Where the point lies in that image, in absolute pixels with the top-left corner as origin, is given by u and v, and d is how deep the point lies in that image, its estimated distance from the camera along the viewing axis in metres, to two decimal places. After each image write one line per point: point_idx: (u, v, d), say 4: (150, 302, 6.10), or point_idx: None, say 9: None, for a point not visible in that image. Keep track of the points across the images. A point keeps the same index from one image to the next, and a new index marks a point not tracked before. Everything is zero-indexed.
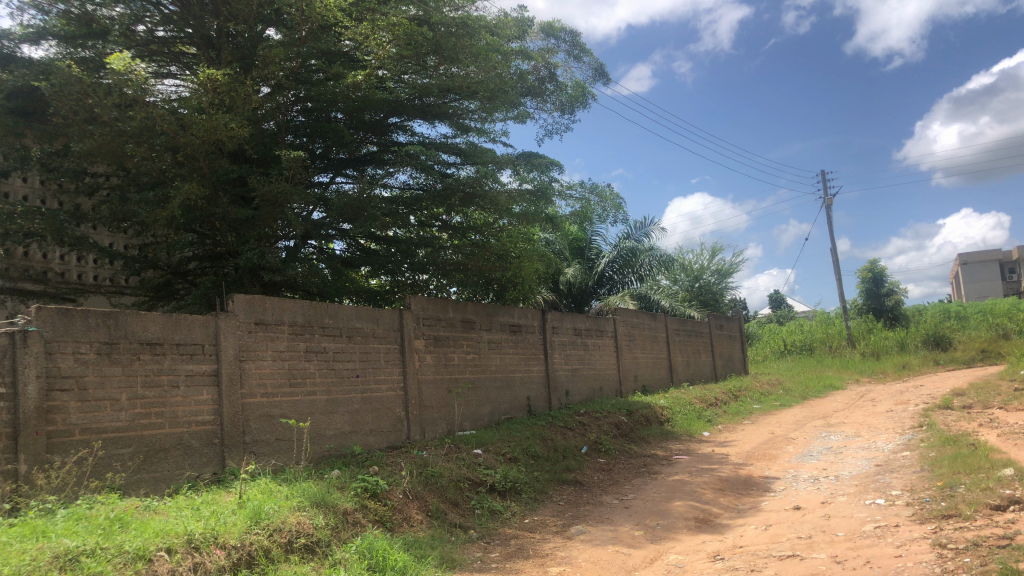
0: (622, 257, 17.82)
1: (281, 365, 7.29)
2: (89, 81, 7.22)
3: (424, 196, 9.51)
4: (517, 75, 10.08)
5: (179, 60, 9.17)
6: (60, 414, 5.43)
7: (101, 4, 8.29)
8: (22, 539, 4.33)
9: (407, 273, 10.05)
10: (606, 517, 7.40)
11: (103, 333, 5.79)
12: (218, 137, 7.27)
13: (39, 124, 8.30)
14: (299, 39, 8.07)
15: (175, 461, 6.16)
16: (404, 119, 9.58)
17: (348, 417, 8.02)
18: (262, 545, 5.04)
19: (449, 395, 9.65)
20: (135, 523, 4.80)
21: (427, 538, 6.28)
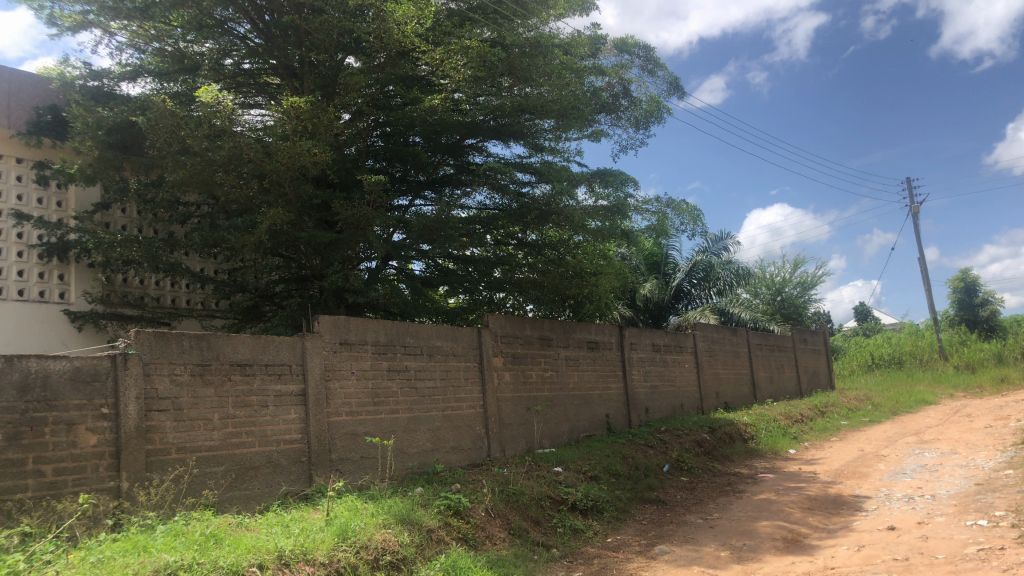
0: (700, 272, 17.60)
1: (365, 385, 7.44)
2: (181, 114, 7.54)
3: (501, 215, 9.72)
4: (591, 91, 10.07)
5: (265, 91, 9.39)
6: (158, 433, 5.65)
7: (192, 40, 8.79)
8: (125, 554, 4.51)
9: (484, 291, 10.17)
10: (691, 537, 7.27)
11: (196, 355, 6.01)
12: (301, 163, 7.50)
13: (137, 156, 8.70)
14: (377, 65, 8.32)
15: (265, 479, 6.34)
16: (479, 140, 9.70)
17: (430, 435, 8.11)
18: (350, 561, 5.14)
19: (529, 413, 9.68)
20: (228, 539, 4.95)
21: (511, 556, 6.28)
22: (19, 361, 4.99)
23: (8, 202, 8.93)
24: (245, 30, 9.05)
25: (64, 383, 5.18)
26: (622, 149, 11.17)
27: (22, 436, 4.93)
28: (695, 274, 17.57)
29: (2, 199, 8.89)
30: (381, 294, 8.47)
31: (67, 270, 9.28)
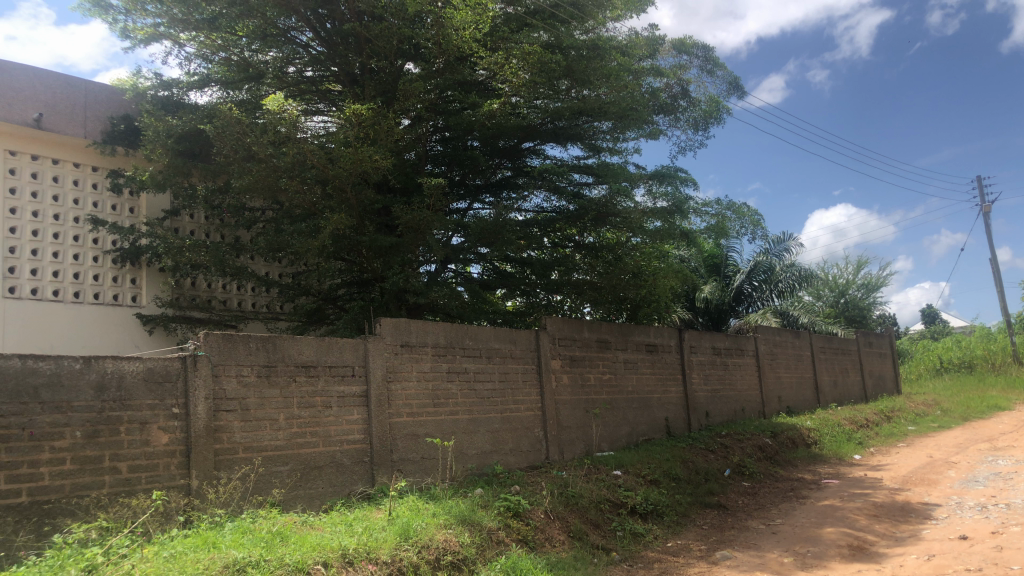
0: (761, 274, 17.31)
1: (425, 386, 7.52)
2: (247, 121, 7.73)
3: (559, 217, 9.70)
4: (650, 93, 10.01)
5: (326, 98, 9.57)
6: (226, 432, 5.80)
7: (257, 49, 9.02)
8: (196, 550, 4.65)
9: (542, 293, 10.19)
10: (753, 542, 7.17)
11: (262, 357, 6.16)
12: (363, 169, 7.62)
13: (204, 164, 8.93)
14: (436, 71, 8.45)
15: (328, 478, 6.46)
16: (537, 143, 9.72)
17: (489, 437, 8.16)
18: (412, 560, 5.21)
19: (587, 416, 9.65)
20: (294, 537, 5.06)
21: (571, 559, 6.28)
22: (96, 362, 5.17)
23: (84, 209, 9.28)
24: (307, 39, 9.14)
25: (138, 383, 5.35)
26: (681, 151, 11.07)
27: (99, 434, 5.11)
28: (756, 275, 17.21)
29: (79, 206, 9.25)
30: (441, 297, 8.56)
31: (139, 274, 9.59)
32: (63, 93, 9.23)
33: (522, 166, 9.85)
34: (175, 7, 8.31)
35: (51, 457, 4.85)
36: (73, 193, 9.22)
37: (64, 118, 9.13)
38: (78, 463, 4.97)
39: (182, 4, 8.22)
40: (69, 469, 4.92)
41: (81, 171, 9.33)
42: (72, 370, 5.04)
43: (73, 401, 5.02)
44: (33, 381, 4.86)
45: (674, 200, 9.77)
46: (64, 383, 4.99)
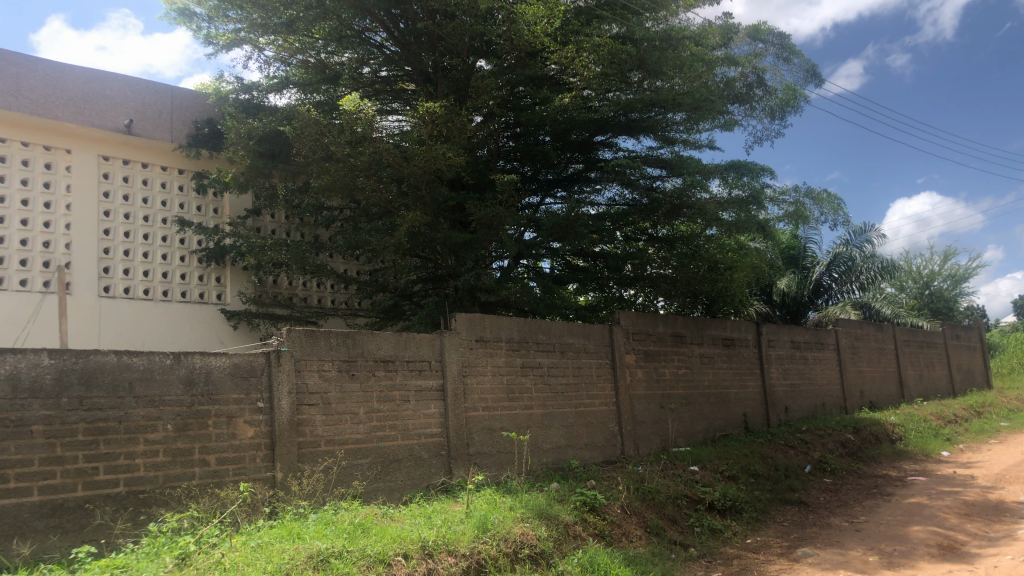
0: (839, 266, 16.83)
1: (500, 381, 7.57)
2: (324, 122, 7.89)
3: (632, 210, 9.66)
4: (724, 82, 9.78)
5: (401, 97, 9.70)
6: (309, 426, 5.96)
7: (334, 50, 9.21)
8: (281, 540, 4.79)
9: (614, 288, 10.19)
10: (836, 540, 7.00)
11: (343, 352, 6.29)
12: (437, 166, 7.71)
13: (284, 164, 9.17)
14: (508, 67, 8.52)
15: (407, 471, 6.57)
16: (610, 135, 9.66)
17: (564, 431, 8.17)
18: (489, 553, 5.26)
19: (663, 411, 9.58)
20: (375, 529, 5.16)
21: (649, 554, 6.24)
22: (186, 358, 5.36)
23: (172, 210, 9.62)
24: (381, 39, 9.28)
25: (225, 378, 5.53)
26: (758, 141, 10.86)
27: (190, 427, 5.30)
28: (836, 267, 16.76)
29: (167, 208, 9.59)
30: (514, 292, 8.61)
31: (224, 272, 9.91)
32: (152, 100, 9.61)
33: (593, 160, 9.82)
34: (254, 12, 8.48)
35: (145, 449, 5.06)
36: (161, 195, 9.56)
37: (151, 123, 9.46)
38: (170, 455, 5.17)
39: (261, 9, 8.40)
40: (162, 460, 5.12)
41: (168, 174, 9.68)
42: (164, 366, 5.23)
43: (165, 396, 5.21)
44: (129, 376, 5.06)
45: (750, 190, 9.51)
46: (156, 378, 5.18)
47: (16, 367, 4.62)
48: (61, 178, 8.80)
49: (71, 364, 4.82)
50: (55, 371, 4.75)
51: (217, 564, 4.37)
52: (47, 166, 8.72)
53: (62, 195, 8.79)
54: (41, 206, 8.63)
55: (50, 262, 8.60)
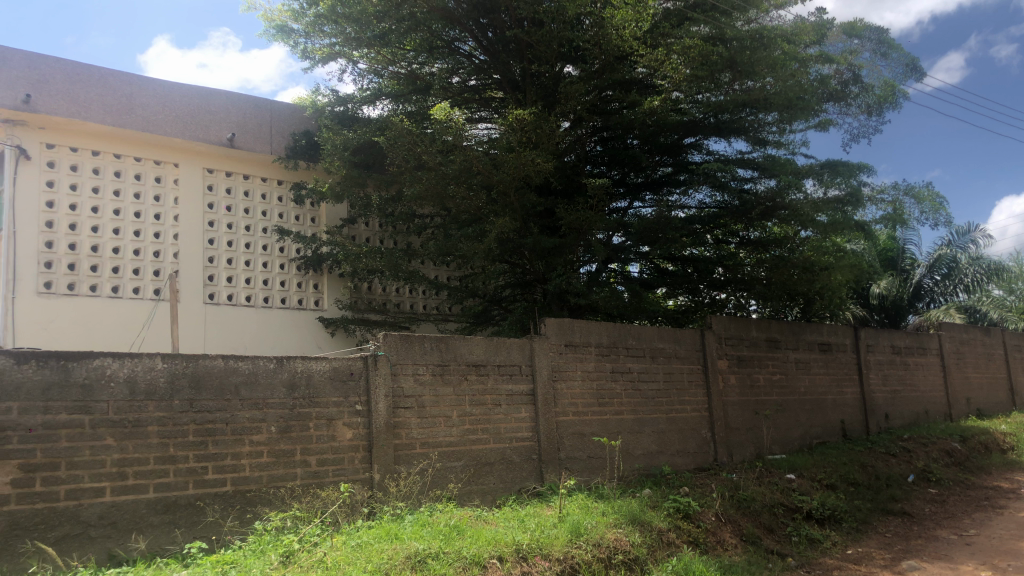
0: (940, 269, 16.14)
1: (590, 385, 7.57)
2: (417, 132, 8.11)
3: (723, 213, 9.49)
4: (817, 80, 9.41)
5: (489, 105, 9.82)
6: (405, 429, 6.09)
7: (424, 61, 9.46)
8: (380, 540, 4.91)
9: (705, 291, 10.04)
10: (944, 553, 6.72)
11: (436, 356, 6.41)
12: (526, 172, 7.81)
13: (378, 174, 9.39)
14: (595, 72, 8.60)
15: (499, 475, 6.64)
16: (700, 137, 9.49)
17: (655, 437, 8.10)
18: (583, 558, 5.27)
19: (758, 417, 9.38)
20: (470, 531, 5.23)
21: (745, 563, 6.12)
22: (288, 361, 5.55)
23: (271, 220, 9.97)
24: (470, 48, 9.36)
25: (324, 381, 5.71)
26: (854, 138, 10.53)
27: (292, 429, 5.49)
28: (937, 269, 16.11)
29: (267, 218, 9.94)
30: (602, 297, 8.62)
31: (320, 280, 10.21)
32: (253, 114, 9.98)
33: (683, 162, 9.64)
34: (349, 26, 8.70)
35: (250, 450, 5.26)
36: (262, 206, 9.92)
37: (253, 137, 9.85)
38: (274, 456, 5.36)
39: (355, 23, 8.59)
40: (266, 461, 5.31)
41: (267, 185, 10.03)
42: (267, 370, 5.43)
43: (268, 398, 5.41)
44: (235, 379, 5.27)
45: (848, 190, 9.23)
46: (260, 381, 5.38)
47: (133, 371, 4.87)
48: (169, 190, 9.25)
49: (183, 368, 5.06)
50: (168, 374, 4.99)
51: (320, 562, 4.52)
52: (157, 180, 9.19)
53: (171, 206, 9.22)
54: (152, 217, 9.08)
55: (160, 270, 9.03)
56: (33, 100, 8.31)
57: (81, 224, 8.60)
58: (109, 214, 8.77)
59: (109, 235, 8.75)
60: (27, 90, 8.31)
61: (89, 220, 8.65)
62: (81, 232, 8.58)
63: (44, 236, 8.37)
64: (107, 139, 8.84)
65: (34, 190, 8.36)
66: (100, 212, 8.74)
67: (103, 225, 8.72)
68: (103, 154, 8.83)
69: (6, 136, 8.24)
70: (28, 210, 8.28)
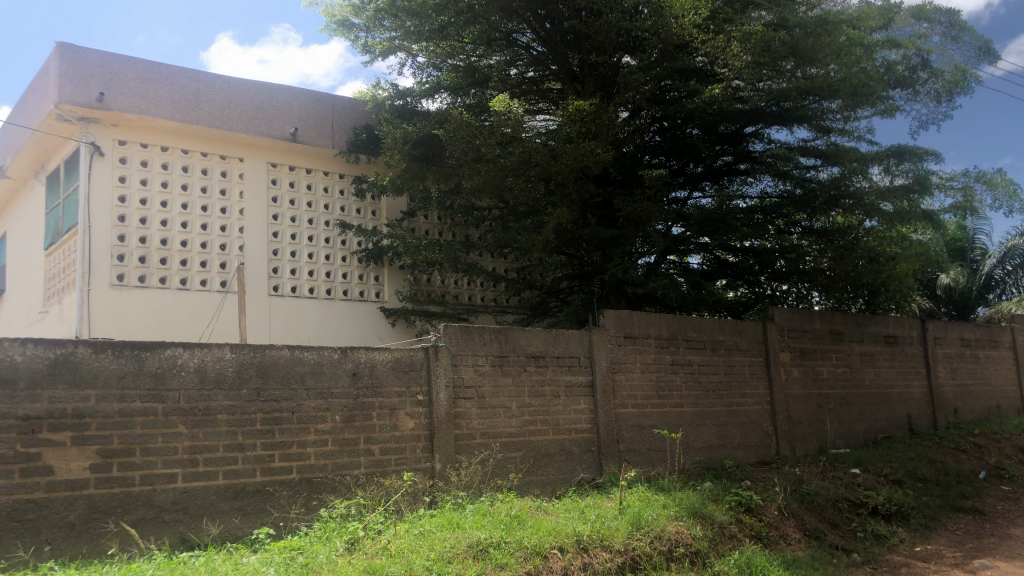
0: (1013, 259, 15.40)
1: (649, 378, 7.52)
2: (476, 124, 8.15)
3: (786, 203, 9.19)
4: (884, 67, 9.22)
5: (547, 97, 9.79)
6: (465, 419, 6.15)
7: (482, 53, 9.36)
8: (443, 529, 4.96)
9: (766, 283, 9.87)
10: (1018, 553, 6.51)
11: (496, 347, 6.45)
12: (585, 163, 7.86)
13: (437, 167, 9.47)
14: (654, 62, 8.50)
15: (559, 466, 6.66)
16: (761, 126, 9.33)
17: (716, 430, 8.01)
18: (644, 551, 5.26)
19: (821, 411, 9.21)
20: (531, 521, 5.25)
21: (808, 558, 6.02)
22: (352, 352, 5.63)
23: (333, 213, 10.12)
24: (528, 40, 9.34)
25: (387, 371, 5.79)
26: (923, 124, 10.23)
27: (356, 418, 5.58)
28: (1010, 259, 15.42)
29: (329, 211, 10.11)
30: (660, 287, 8.56)
31: (381, 272, 10.34)
32: (315, 108, 10.06)
33: (744, 152, 9.48)
34: (409, 20, 8.77)
35: (316, 438, 5.36)
36: (324, 199, 10.09)
37: (315, 131, 9.94)
38: (338, 445, 5.46)
39: (415, 17, 8.67)
40: (331, 449, 5.42)
41: (329, 178, 10.19)
42: (332, 360, 5.53)
43: (333, 388, 5.51)
44: (301, 369, 5.38)
45: (915, 176, 8.99)
46: (325, 371, 5.48)
47: (202, 361, 5.00)
48: (235, 185, 9.46)
49: (251, 358, 5.17)
50: (236, 364, 5.12)
51: (384, 550, 4.59)
52: (223, 174, 9.41)
53: (236, 201, 9.43)
54: (218, 211, 9.30)
55: (226, 263, 9.25)
56: (106, 98, 8.51)
57: (151, 218, 8.85)
58: (178, 208, 9.01)
59: (178, 229, 8.98)
60: (100, 88, 8.52)
61: (159, 214, 8.90)
62: (151, 226, 8.84)
63: (117, 229, 8.65)
64: (175, 136, 9.08)
65: (107, 185, 8.64)
66: (169, 207, 8.98)
67: (172, 219, 8.96)
68: (172, 150, 9.08)
69: (81, 134, 8.55)
70: (101, 206, 8.56)
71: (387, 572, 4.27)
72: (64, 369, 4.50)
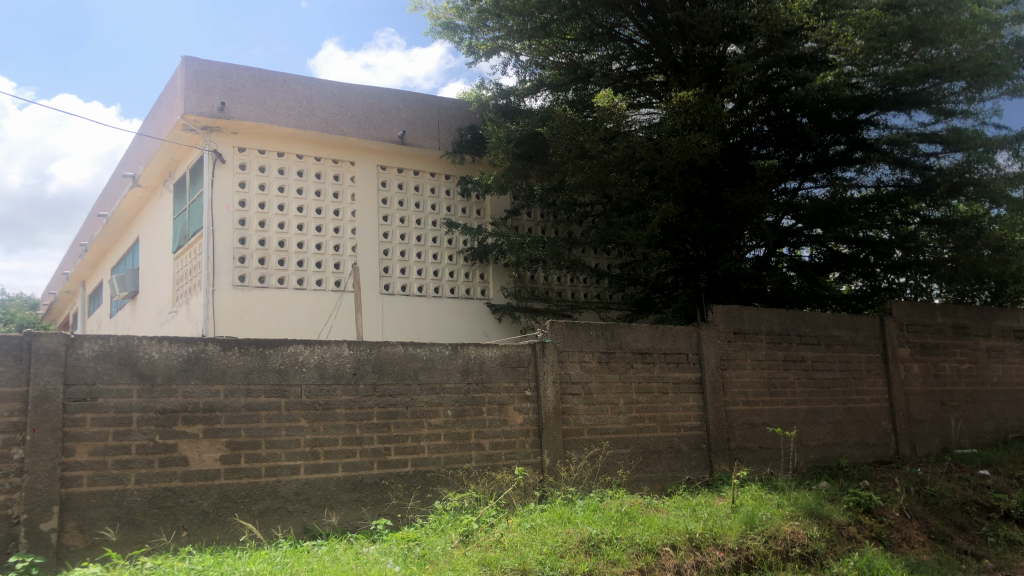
0: None
1: (761, 374, 7.35)
2: (579, 120, 8.15)
3: (904, 191, 8.84)
4: (1014, 44, 8.42)
5: (650, 90, 9.68)
6: (573, 415, 6.18)
7: (586, 49, 9.35)
8: (554, 523, 4.99)
9: (883, 276, 9.42)
10: None
11: (602, 344, 6.43)
12: (692, 156, 7.78)
13: (540, 164, 9.53)
14: (761, 50, 8.27)
15: (668, 463, 6.61)
16: (876, 112, 8.95)
17: (831, 428, 7.76)
18: (759, 550, 5.15)
19: (944, 408, 8.79)
20: (642, 518, 5.22)
21: (935, 563, 5.77)
22: (462, 348, 5.74)
23: (440, 213, 10.33)
24: (631, 32, 9.30)
25: (496, 367, 5.87)
26: None
27: (466, 413, 5.68)
28: None
29: (436, 211, 10.32)
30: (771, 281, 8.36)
31: (486, 270, 10.47)
32: (422, 110, 10.21)
33: (858, 140, 9.09)
34: (512, 19, 8.88)
35: (429, 433, 5.50)
36: (431, 199, 10.31)
37: (422, 133, 10.10)
38: (450, 439, 5.58)
39: (519, 15, 8.77)
40: (443, 443, 5.54)
41: (436, 179, 10.40)
42: (443, 356, 5.64)
43: (445, 383, 5.63)
44: (414, 365, 5.51)
45: None
46: (437, 366, 5.61)
47: (322, 357, 5.19)
48: (347, 188, 9.78)
49: (367, 354, 5.34)
50: (353, 360, 5.29)
51: (498, 542, 4.66)
52: (336, 177, 9.73)
53: (348, 203, 9.74)
54: (332, 213, 9.62)
55: (340, 263, 9.55)
56: (227, 107, 8.91)
57: (269, 221, 9.23)
58: (294, 211, 9.38)
59: (294, 230, 9.34)
60: (222, 98, 8.92)
61: (276, 217, 9.28)
62: (270, 228, 9.22)
63: (238, 232, 9.06)
64: (290, 141, 9.44)
65: (229, 191, 9.07)
66: (286, 210, 9.35)
67: (289, 221, 9.33)
68: (287, 155, 9.46)
69: (205, 142, 9.01)
70: (223, 210, 8.99)
71: (502, 565, 4.34)
72: (195, 366, 4.76)
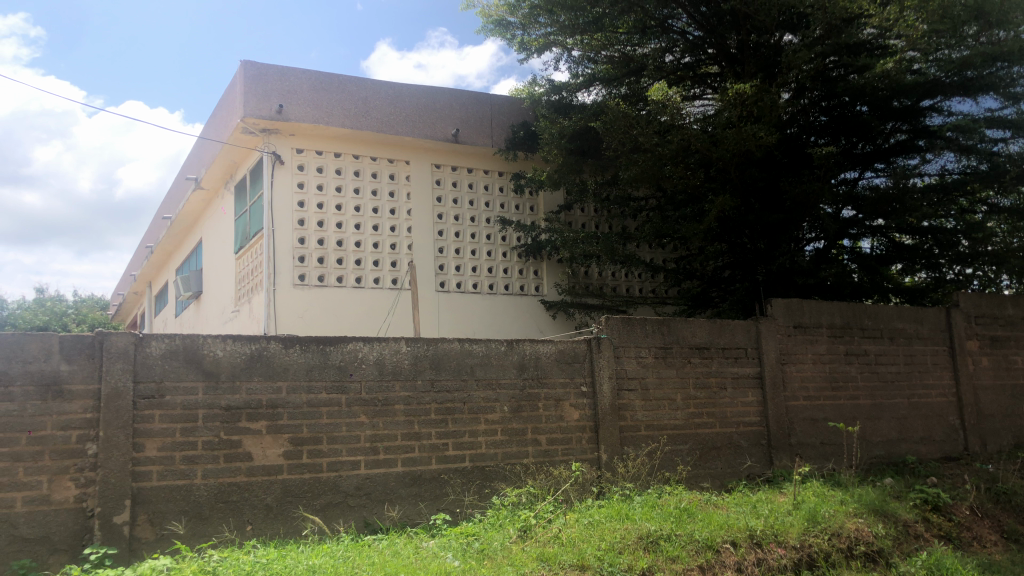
0: None
1: (822, 368, 7.22)
2: (633, 114, 8.10)
3: (970, 179, 8.55)
4: None
5: (705, 81, 9.60)
6: (629, 410, 6.14)
7: (638, 42, 9.23)
8: (612, 519, 4.98)
9: (949, 267, 9.16)
10: None
11: (659, 339, 6.38)
12: (748, 147, 7.68)
13: (594, 159, 9.51)
14: (819, 38, 8.10)
15: (727, 459, 6.54)
16: (940, 98, 8.67)
17: (895, 423, 7.57)
18: (822, 548, 5.05)
19: (1015, 403, 8.50)
20: (701, 515, 5.17)
21: (1007, 562, 5.59)
22: (518, 345, 5.75)
23: (494, 211, 10.37)
24: (684, 24, 9.19)
25: (551, 363, 5.87)
26: None
27: (523, 409, 5.70)
28: None
29: (490, 208, 10.36)
30: None
31: (541, 266, 10.47)
32: (475, 108, 10.23)
33: (921, 127, 8.84)
34: (563, 14, 8.86)
35: (486, 428, 5.53)
36: (484, 197, 10.36)
37: (476, 132, 10.13)
38: (507, 435, 5.60)
39: (571, 11, 8.77)
40: (500, 439, 5.57)
41: (489, 177, 10.45)
42: (499, 352, 5.67)
43: (501, 379, 5.65)
44: (471, 361, 5.55)
45: None
46: (493, 363, 5.63)
47: (381, 354, 5.26)
48: (402, 186, 9.88)
49: (424, 351, 5.40)
50: (411, 357, 5.35)
51: (556, 538, 4.67)
52: (391, 177, 9.84)
53: (404, 202, 9.84)
54: (388, 212, 9.74)
55: (397, 261, 9.66)
56: (284, 109, 9.07)
57: (327, 221, 9.38)
58: (351, 210, 9.51)
59: (352, 229, 9.47)
60: (279, 101, 9.07)
61: (334, 217, 9.42)
62: (328, 228, 9.37)
63: (297, 232, 9.23)
64: (346, 141, 9.57)
65: (288, 192, 9.24)
66: (343, 210, 9.48)
67: (346, 221, 9.47)
68: (344, 156, 9.59)
69: (264, 144, 9.20)
70: (283, 211, 9.16)
71: (561, 561, 4.35)
72: (258, 363, 4.87)
